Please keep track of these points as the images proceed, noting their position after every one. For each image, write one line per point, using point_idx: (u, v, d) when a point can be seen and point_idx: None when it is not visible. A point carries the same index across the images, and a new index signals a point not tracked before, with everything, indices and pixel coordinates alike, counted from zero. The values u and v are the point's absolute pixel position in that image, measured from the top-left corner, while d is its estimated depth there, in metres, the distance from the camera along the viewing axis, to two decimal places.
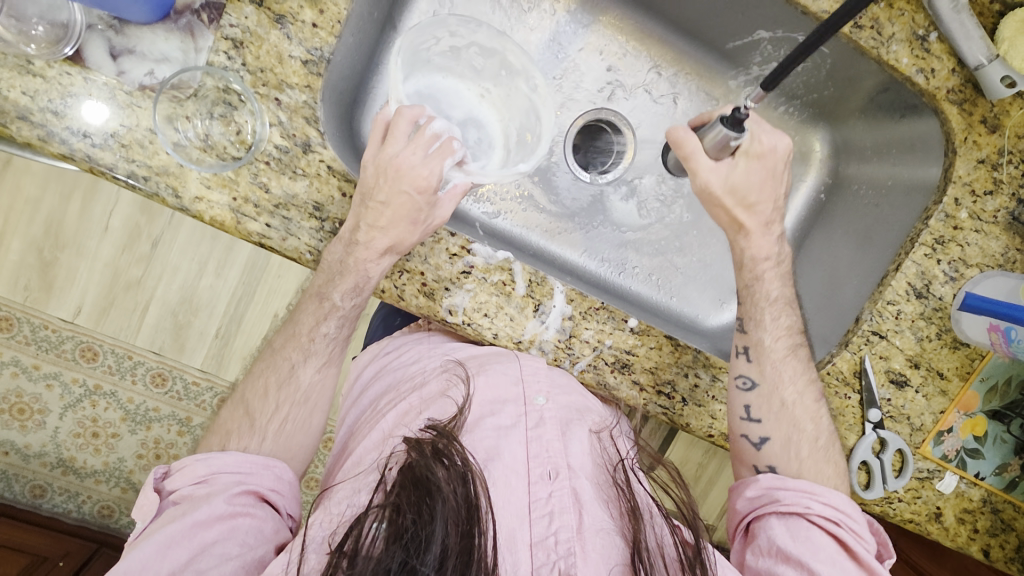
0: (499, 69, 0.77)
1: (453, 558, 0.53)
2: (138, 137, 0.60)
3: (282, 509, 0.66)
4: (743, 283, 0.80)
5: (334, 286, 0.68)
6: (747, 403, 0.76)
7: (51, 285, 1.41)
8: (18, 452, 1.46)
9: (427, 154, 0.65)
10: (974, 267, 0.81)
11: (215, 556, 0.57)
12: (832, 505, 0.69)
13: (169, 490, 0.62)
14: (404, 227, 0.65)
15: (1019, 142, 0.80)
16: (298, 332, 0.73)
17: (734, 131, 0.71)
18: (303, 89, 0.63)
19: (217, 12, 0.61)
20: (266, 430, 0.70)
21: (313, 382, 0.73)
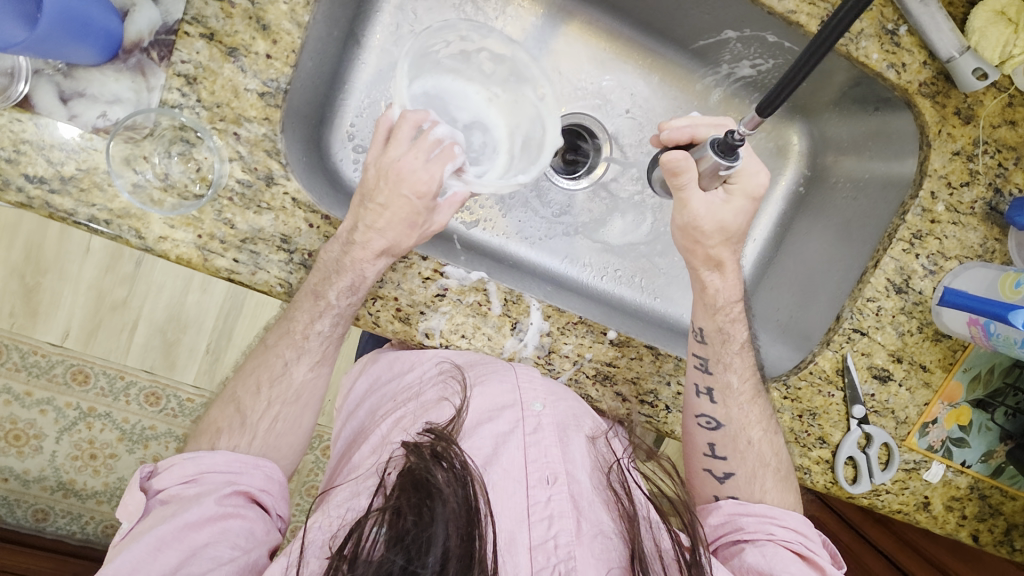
0: (509, 74, 0.77)
1: (454, 561, 0.53)
2: (96, 180, 0.59)
3: (274, 509, 0.64)
4: (717, 325, 0.79)
5: (331, 283, 0.65)
6: (711, 440, 0.78)
7: (36, 310, 1.40)
8: (18, 478, 1.42)
9: (428, 160, 0.65)
10: (953, 259, 0.81)
11: (207, 557, 0.55)
12: (791, 527, 0.73)
13: (156, 489, 0.60)
14: (401, 230, 0.66)
15: (994, 131, 0.79)
16: (293, 328, 0.68)
17: (723, 157, 0.67)
18: (261, 122, 0.62)
19: (167, 49, 0.59)
20: (257, 427, 0.67)
21: (307, 381, 0.70)
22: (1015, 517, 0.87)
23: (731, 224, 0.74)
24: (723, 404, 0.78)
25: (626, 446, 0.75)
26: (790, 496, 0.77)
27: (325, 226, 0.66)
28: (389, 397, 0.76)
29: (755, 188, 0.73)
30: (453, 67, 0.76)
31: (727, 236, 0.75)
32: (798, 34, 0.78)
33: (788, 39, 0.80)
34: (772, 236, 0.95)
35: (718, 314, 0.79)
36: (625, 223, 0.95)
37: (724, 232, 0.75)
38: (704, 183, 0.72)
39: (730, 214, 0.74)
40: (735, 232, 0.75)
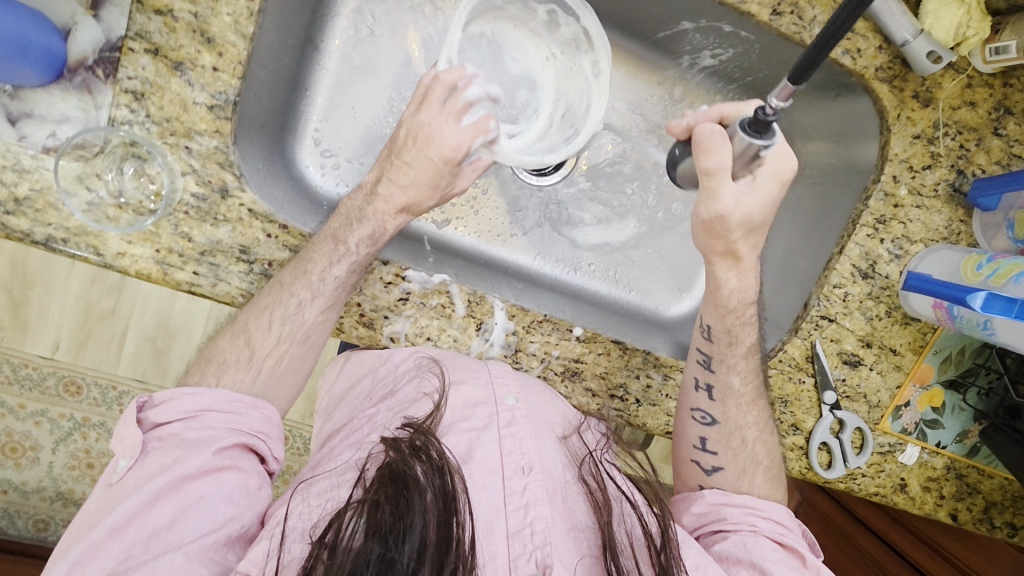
0: (570, 38, 0.77)
1: (431, 548, 0.53)
2: (51, 200, 0.59)
3: (270, 455, 0.64)
4: (727, 327, 0.77)
5: (351, 231, 0.68)
6: (703, 435, 0.77)
7: (25, 323, 1.37)
8: (17, 489, 1.42)
9: (459, 127, 0.66)
10: (919, 242, 0.81)
11: (202, 511, 0.55)
12: (773, 518, 0.72)
13: (154, 423, 0.60)
14: (422, 189, 0.69)
15: (955, 113, 0.79)
16: (309, 270, 0.65)
17: (758, 135, 0.61)
18: (212, 135, 0.63)
19: (112, 66, 0.60)
20: (262, 365, 0.66)
21: (317, 325, 0.68)
22: (993, 496, 0.87)
23: (759, 213, 0.69)
24: (720, 402, 0.77)
25: (601, 436, 0.74)
26: (777, 494, 0.76)
27: (283, 235, 0.67)
28: (364, 395, 0.74)
29: (783, 168, 0.67)
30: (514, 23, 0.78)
31: (750, 227, 0.70)
32: (752, 23, 0.78)
33: (744, 28, 0.80)
34: None
35: (728, 317, 0.76)
36: (596, 217, 0.95)
37: (748, 224, 0.69)
38: (733, 171, 0.67)
39: (758, 202, 0.68)
40: (759, 221, 0.69)
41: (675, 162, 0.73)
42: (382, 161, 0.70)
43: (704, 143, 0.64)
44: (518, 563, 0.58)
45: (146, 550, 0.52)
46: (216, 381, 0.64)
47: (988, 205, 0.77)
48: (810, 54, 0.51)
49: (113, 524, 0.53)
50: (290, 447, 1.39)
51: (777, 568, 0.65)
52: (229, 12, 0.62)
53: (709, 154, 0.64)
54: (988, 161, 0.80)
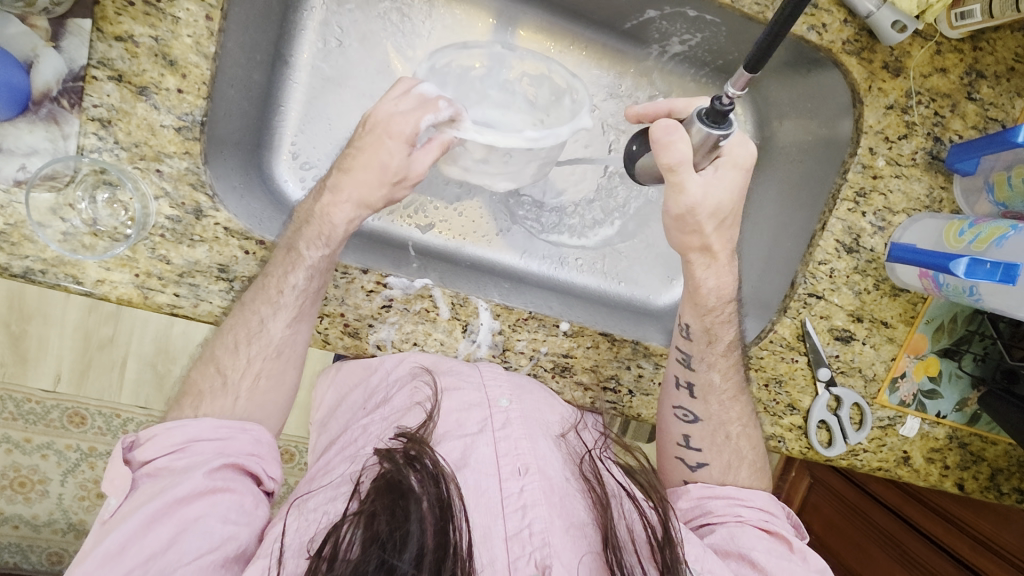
0: (550, 96, 0.83)
1: (429, 556, 0.52)
2: (27, 233, 0.60)
3: (264, 474, 0.63)
4: (707, 326, 0.76)
5: (301, 234, 0.67)
6: (687, 432, 0.78)
7: (25, 357, 1.36)
8: (28, 524, 1.42)
9: (409, 110, 0.67)
10: (901, 213, 0.81)
11: (198, 532, 0.55)
12: (757, 506, 0.74)
13: (141, 461, 0.59)
14: (371, 173, 0.67)
15: (927, 80, 0.79)
16: (268, 284, 0.65)
17: (716, 126, 0.60)
18: (182, 156, 0.64)
19: (76, 95, 0.60)
20: (239, 387, 0.65)
21: (287, 339, 0.67)
22: (998, 462, 0.86)
23: (727, 204, 0.69)
24: (703, 399, 0.77)
25: (600, 435, 0.74)
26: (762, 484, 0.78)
27: (261, 251, 0.67)
28: (359, 404, 0.74)
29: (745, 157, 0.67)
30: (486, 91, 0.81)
31: (720, 221, 0.70)
32: (715, 7, 0.78)
33: (710, 12, 0.80)
34: None
35: (707, 315, 0.76)
36: (580, 211, 0.94)
37: (718, 216, 0.70)
38: (698, 163, 0.65)
39: (726, 193, 0.68)
40: (728, 214, 0.70)
41: (633, 158, 0.72)
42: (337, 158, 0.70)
43: (663, 140, 0.63)
44: (518, 565, 0.57)
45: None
46: (195, 412, 0.63)
47: (966, 169, 0.77)
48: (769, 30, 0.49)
49: (108, 551, 0.53)
50: (298, 462, 1.39)
51: (764, 557, 0.67)
52: (189, 34, 0.63)
53: (667, 149, 0.63)
54: (964, 126, 0.80)
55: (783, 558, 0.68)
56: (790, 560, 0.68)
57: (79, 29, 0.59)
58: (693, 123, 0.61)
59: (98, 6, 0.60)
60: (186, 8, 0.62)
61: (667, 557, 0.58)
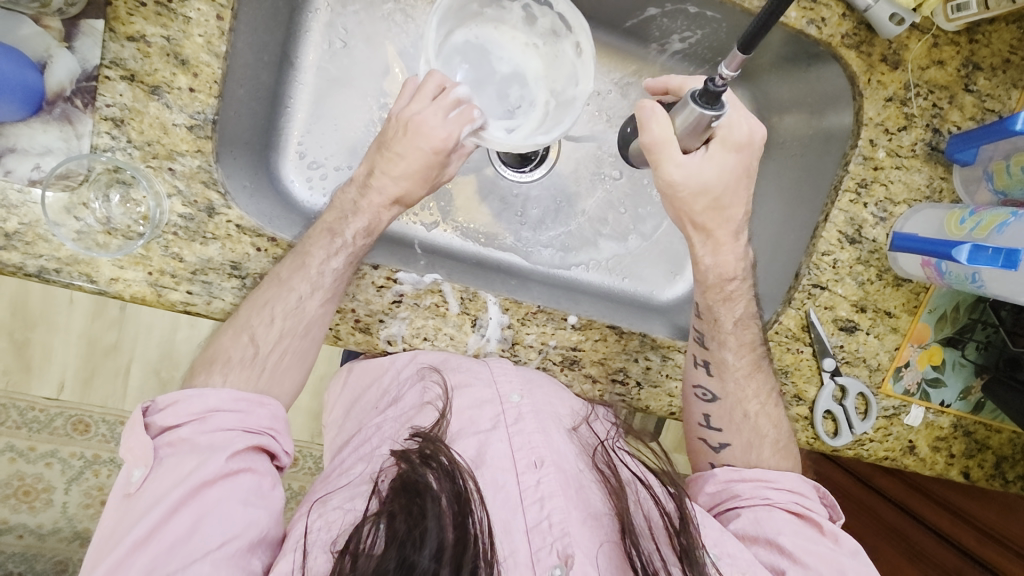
0: (551, 28, 0.78)
1: (449, 550, 0.52)
2: (40, 232, 0.61)
3: (281, 449, 0.64)
4: (708, 304, 0.78)
5: (347, 223, 0.70)
6: (706, 412, 0.78)
7: (29, 364, 1.36)
8: (33, 533, 1.41)
9: (447, 119, 0.68)
10: (902, 204, 0.82)
11: (222, 515, 0.55)
12: (785, 488, 0.73)
13: (162, 427, 0.59)
14: (414, 178, 0.71)
15: (925, 72, 0.80)
16: (307, 263, 0.67)
17: (709, 109, 0.62)
18: (194, 155, 0.65)
19: (90, 95, 0.62)
20: (266, 361, 0.66)
21: (319, 316, 0.68)
22: (1003, 450, 0.87)
23: (716, 184, 0.70)
24: (720, 377, 0.78)
25: (611, 424, 0.74)
26: (787, 463, 0.77)
27: (272, 247, 0.68)
28: (371, 405, 0.74)
29: (735, 138, 0.68)
30: (482, 24, 0.79)
31: (711, 199, 0.71)
32: (717, 2, 0.79)
33: (710, 8, 0.81)
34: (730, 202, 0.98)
35: (709, 293, 0.78)
36: (585, 208, 0.95)
37: (708, 194, 0.70)
38: (684, 143, 0.67)
39: (715, 173, 0.69)
40: (719, 193, 0.71)
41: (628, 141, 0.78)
42: (371, 155, 0.72)
43: (642, 119, 0.67)
44: (540, 557, 0.58)
45: (170, 560, 0.52)
46: (223, 380, 0.64)
47: (966, 160, 0.78)
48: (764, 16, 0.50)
49: (134, 540, 0.53)
50: (302, 468, 1.41)
51: (791, 541, 0.67)
52: (200, 33, 0.64)
53: (648, 129, 0.67)
54: (963, 117, 0.81)
55: (811, 541, 0.67)
56: (819, 544, 0.67)
57: (92, 29, 0.61)
58: (687, 104, 0.63)
59: (111, 7, 0.62)
60: (197, 8, 0.64)
61: (683, 542, 0.58)
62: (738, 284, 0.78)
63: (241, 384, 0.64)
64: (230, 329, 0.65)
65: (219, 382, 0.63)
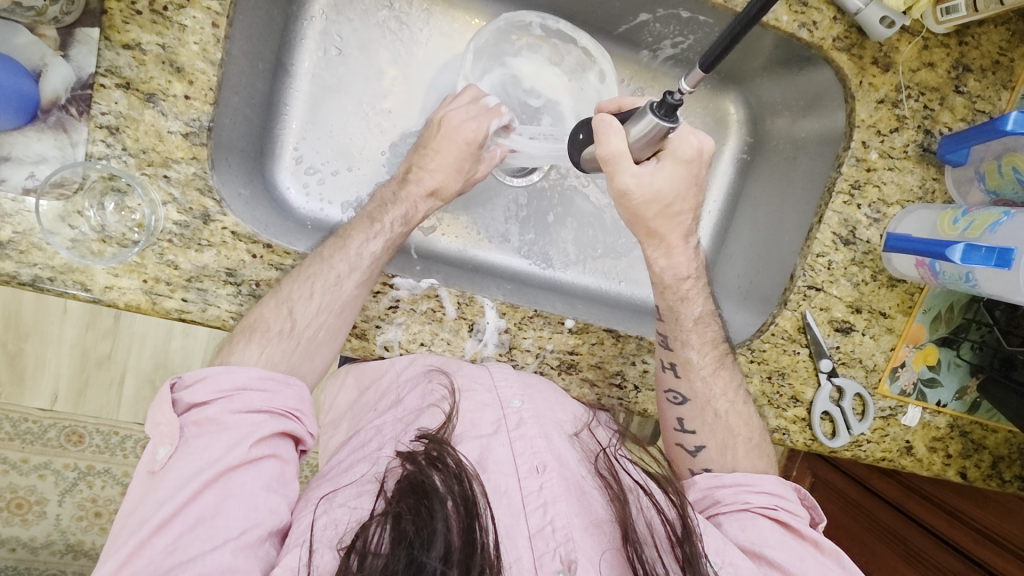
0: (576, 63, 0.83)
1: (456, 554, 0.51)
2: (34, 240, 0.61)
3: (305, 432, 0.62)
4: (667, 305, 0.78)
5: (386, 211, 0.73)
6: (679, 415, 0.77)
7: (23, 376, 1.35)
8: (25, 546, 1.39)
9: (478, 115, 0.74)
10: (895, 205, 0.82)
11: (246, 500, 0.54)
12: (767, 492, 0.71)
13: (189, 403, 0.58)
14: (449, 172, 0.75)
15: (915, 75, 0.81)
16: (347, 245, 0.69)
17: (667, 120, 0.60)
18: (189, 162, 0.65)
19: (85, 103, 0.62)
20: (302, 334, 0.66)
21: (355, 297, 0.69)
22: (1000, 450, 0.87)
23: (668, 192, 0.68)
24: (687, 378, 0.77)
25: (612, 432, 0.73)
26: (763, 463, 0.76)
27: (268, 254, 0.68)
28: (370, 405, 0.73)
29: (685, 150, 0.66)
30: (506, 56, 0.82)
31: (663, 206, 0.70)
32: (708, 7, 0.79)
33: (702, 13, 0.81)
34: (726, 204, 1.00)
35: (666, 293, 0.77)
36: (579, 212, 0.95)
37: (658, 203, 0.69)
38: (637, 155, 0.65)
39: (667, 181, 0.67)
40: (670, 200, 0.69)
41: (578, 147, 0.70)
42: (410, 156, 0.77)
43: (598, 132, 0.64)
44: (543, 561, 0.57)
45: (191, 543, 0.51)
46: (260, 351, 0.63)
47: (957, 160, 0.78)
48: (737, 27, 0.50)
49: (158, 522, 0.52)
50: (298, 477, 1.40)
51: (778, 555, 0.65)
52: (196, 41, 0.64)
53: (604, 142, 0.64)
54: (953, 119, 0.82)
55: (795, 551, 0.66)
56: (806, 558, 0.66)
57: (88, 37, 0.61)
58: (644, 115, 0.61)
59: (106, 15, 0.62)
60: (192, 16, 0.64)
61: (686, 551, 0.58)
62: (693, 283, 0.78)
63: (276, 356, 0.64)
64: (272, 300, 0.65)
65: (256, 354, 0.63)
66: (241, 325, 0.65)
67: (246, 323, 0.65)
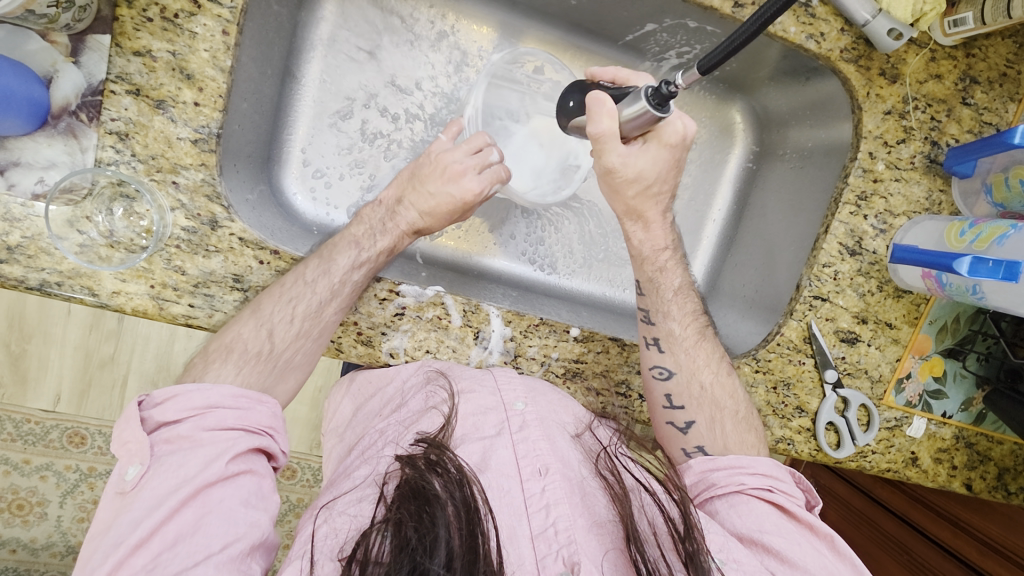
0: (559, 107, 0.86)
1: (458, 559, 0.50)
2: (43, 245, 0.62)
3: (278, 449, 0.62)
4: (647, 276, 0.80)
5: (375, 240, 0.73)
6: (667, 391, 0.77)
7: (25, 377, 1.34)
8: (26, 548, 1.39)
9: (479, 175, 0.76)
10: (902, 216, 0.82)
11: (225, 515, 0.52)
12: (760, 474, 0.70)
13: (159, 422, 0.57)
14: (442, 219, 0.77)
15: (923, 86, 0.81)
16: (331, 271, 0.69)
17: (659, 110, 0.61)
18: (197, 168, 0.66)
19: (95, 110, 0.63)
20: (280, 357, 0.65)
21: (333, 322, 0.69)
22: (1006, 461, 0.86)
23: (650, 174, 0.70)
24: (671, 352, 0.77)
25: (613, 432, 0.72)
26: (751, 437, 0.75)
27: (275, 260, 0.68)
28: (375, 412, 0.73)
29: (671, 135, 0.67)
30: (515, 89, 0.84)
31: (643, 186, 0.71)
32: (715, 18, 0.78)
33: (710, 23, 0.80)
34: (732, 212, 1.00)
35: (645, 265, 0.79)
36: (584, 225, 0.95)
37: (640, 183, 0.71)
38: (625, 134, 0.65)
39: (649, 163, 0.69)
40: (651, 181, 0.71)
41: (568, 114, 0.71)
42: (402, 182, 0.77)
43: (590, 109, 0.64)
44: (546, 563, 0.56)
45: (171, 560, 0.49)
46: (237, 372, 0.62)
47: (964, 172, 0.78)
48: (751, 27, 0.50)
49: (135, 542, 0.49)
50: (300, 479, 1.40)
51: (776, 540, 0.63)
52: (206, 48, 0.64)
53: (595, 121, 0.64)
54: (960, 130, 0.82)
55: (792, 537, 0.64)
56: (803, 543, 0.64)
57: (99, 44, 0.61)
58: (637, 99, 0.61)
59: (118, 22, 0.62)
60: (203, 23, 0.64)
61: (690, 548, 0.56)
62: (671, 253, 0.80)
63: (253, 377, 0.63)
64: (252, 320, 0.64)
65: (233, 375, 0.62)
66: (215, 345, 0.63)
67: (222, 342, 0.63)
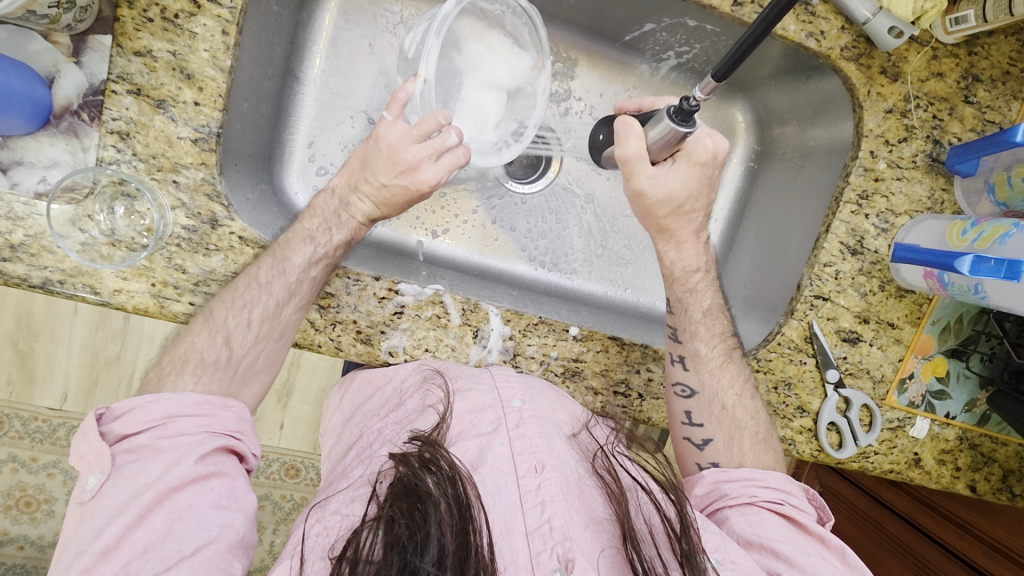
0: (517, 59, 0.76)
1: (450, 557, 0.51)
2: (46, 244, 0.62)
3: (248, 452, 0.63)
4: (676, 296, 0.79)
5: (329, 233, 0.71)
6: (687, 408, 0.77)
7: (33, 376, 1.36)
8: (33, 545, 1.40)
9: (436, 164, 0.69)
10: (904, 215, 0.82)
11: (196, 520, 0.53)
12: (773, 487, 0.70)
13: (119, 435, 0.57)
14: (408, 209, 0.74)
15: (925, 84, 0.81)
16: (286, 268, 0.67)
17: (683, 125, 0.61)
18: (198, 167, 0.66)
19: (97, 109, 0.63)
20: (240, 363, 0.66)
21: (292, 322, 0.68)
22: (1010, 463, 0.85)
23: (681, 193, 0.70)
24: (696, 371, 0.77)
25: (610, 430, 0.72)
26: (769, 458, 0.75)
27: None
28: (373, 412, 0.73)
29: (700, 153, 0.67)
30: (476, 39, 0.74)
31: (675, 206, 0.71)
32: (715, 16, 0.78)
33: (709, 22, 0.80)
34: (734, 211, 0.99)
35: (675, 285, 0.79)
36: (585, 224, 0.95)
37: (672, 203, 0.71)
38: (654, 156, 0.67)
39: (680, 182, 0.69)
40: (682, 200, 0.71)
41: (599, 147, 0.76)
42: (354, 171, 0.73)
43: (619, 133, 0.66)
44: (539, 559, 0.56)
45: (143, 567, 0.49)
46: (194, 382, 0.62)
47: (966, 171, 0.78)
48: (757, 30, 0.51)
49: (103, 548, 0.50)
50: (304, 478, 1.40)
51: (786, 548, 0.63)
52: (206, 48, 0.65)
53: (623, 143, 0.66)
54: (963, 129, 0.81)
55: (803, 548, 0.64)
56: (812, 554, 0.64)
57: (100, 44, 0.62)
58: (662, 120, 0.62)
59: (119, 23, 0.63)
60: (203, 24, 0.65)
61: (684, 547, 0.56)
62: (702, 276, 0.79)
63: (214, 386, 0.63)
64: (204, 330, 0.64)
65: (189, 386, 0.62)
66: (169, 357, 0.64)
67: (175, 354, 0.64)
